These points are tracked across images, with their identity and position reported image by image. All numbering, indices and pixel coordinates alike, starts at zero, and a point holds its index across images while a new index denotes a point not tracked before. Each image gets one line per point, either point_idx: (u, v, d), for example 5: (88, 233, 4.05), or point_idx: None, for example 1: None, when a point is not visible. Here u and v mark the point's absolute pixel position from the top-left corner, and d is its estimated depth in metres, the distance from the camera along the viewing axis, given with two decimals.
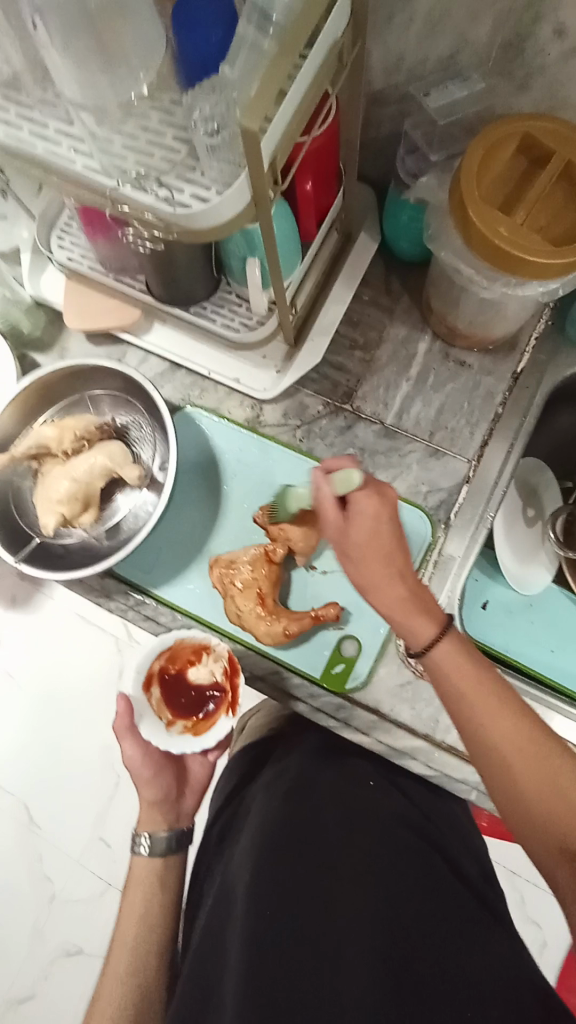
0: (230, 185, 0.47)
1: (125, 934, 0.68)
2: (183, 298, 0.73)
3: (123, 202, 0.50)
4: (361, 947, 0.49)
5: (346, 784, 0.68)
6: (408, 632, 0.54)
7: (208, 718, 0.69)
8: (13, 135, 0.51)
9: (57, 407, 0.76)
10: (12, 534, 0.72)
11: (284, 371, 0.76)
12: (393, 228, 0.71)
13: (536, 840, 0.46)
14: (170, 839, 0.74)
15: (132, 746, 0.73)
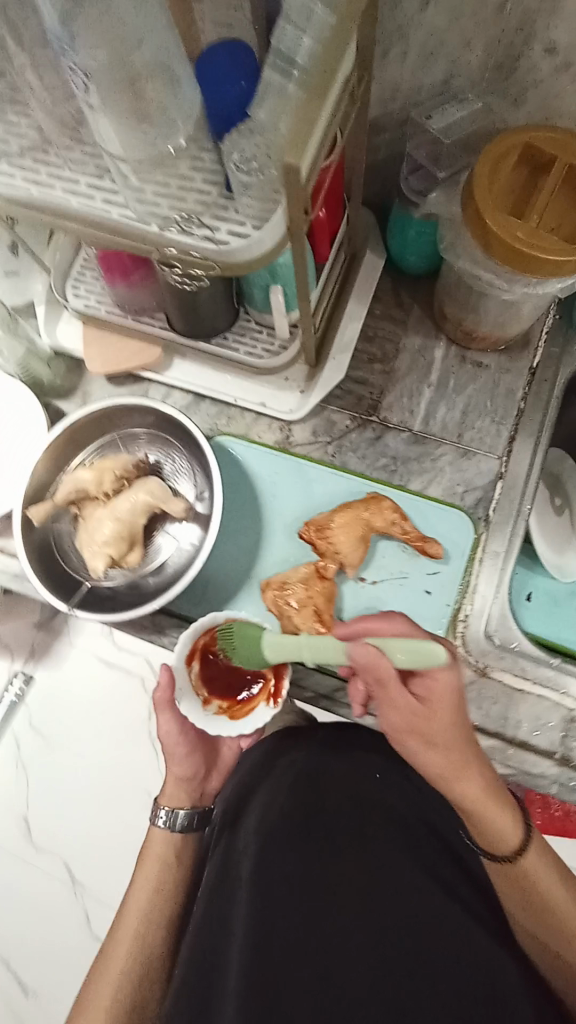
0: (269, 219, 0.49)
1: (135, 908, 0.64)
2: (206, 332, 0.75)
3: (162, 243, 0.52)
4: (357, 953, 0.54)
5: (355, 771, 0.67)
6: (493, 832, 0.59)
7: (247, 704, 0.67)
8: (46, 194, 0.54)
9: (90, 450, 0.77)
10: (60, 579, 0.72)
11: (309, 390, 0.78)
12: (401, 243, 0.75)
13: (524, 920, 0.58)
14: (189, 818, 0.68)
15: (169, 722, 0.68)
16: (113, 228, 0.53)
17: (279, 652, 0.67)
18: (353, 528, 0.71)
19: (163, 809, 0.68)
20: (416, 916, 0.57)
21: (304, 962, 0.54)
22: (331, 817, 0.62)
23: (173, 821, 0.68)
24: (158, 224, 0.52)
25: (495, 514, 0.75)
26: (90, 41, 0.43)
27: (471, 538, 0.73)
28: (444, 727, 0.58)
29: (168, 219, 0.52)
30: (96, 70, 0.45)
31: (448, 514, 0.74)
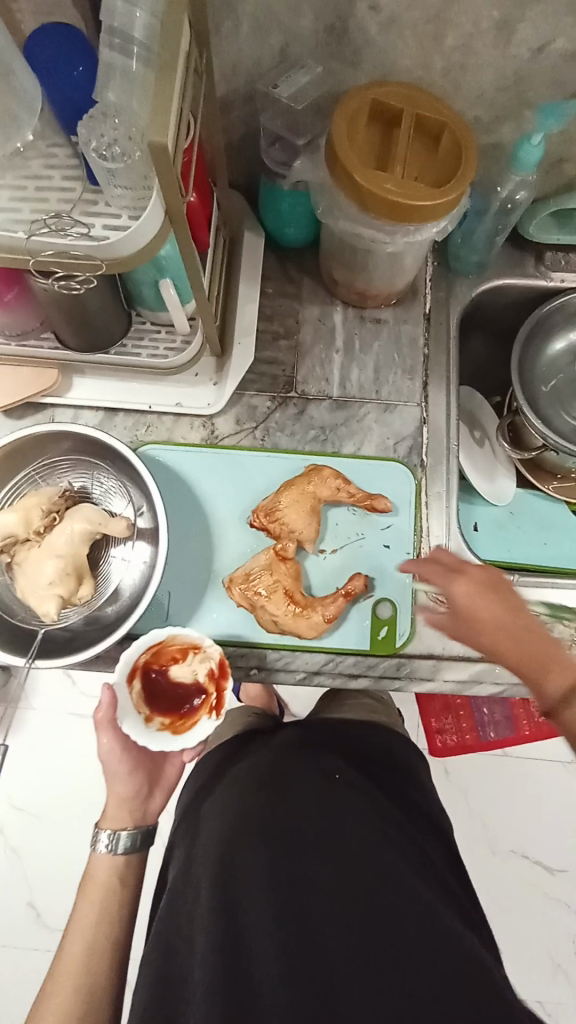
0: (146, 208, 0.47)
1: (73, 948, 0.58)
2: (103, 342, 0.71)
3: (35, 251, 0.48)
4: (338, 944, 0.49)
5: (316, 772, 0.63)
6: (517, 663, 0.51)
7: (191, 718, 0.65)
8: None
9: (5, 493, 0.70)
10: (9, 638, 0.66)
11: (223, 380, 0.77)
12: (277, 217, 0.75)
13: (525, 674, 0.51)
14: (133, 839, 0.66)
15: (110, 740, 0.66)
16: None
17: (220, 664, 0.64)
18: (302, 504, 0.71)
19: (104, 832, 0.66)
20: (388, 899, 0.52)
21: (276, 954, 0.48)
22: (296, 805, 0.58)
23: (115, 847, 0.65)
24: (25, 229, 0.47)
25: (428, 459, 0.79)
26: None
27: (413, 487, 0.76)
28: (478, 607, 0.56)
29: (35, 222, 0.47)
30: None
31: (388, 470, 0.76)
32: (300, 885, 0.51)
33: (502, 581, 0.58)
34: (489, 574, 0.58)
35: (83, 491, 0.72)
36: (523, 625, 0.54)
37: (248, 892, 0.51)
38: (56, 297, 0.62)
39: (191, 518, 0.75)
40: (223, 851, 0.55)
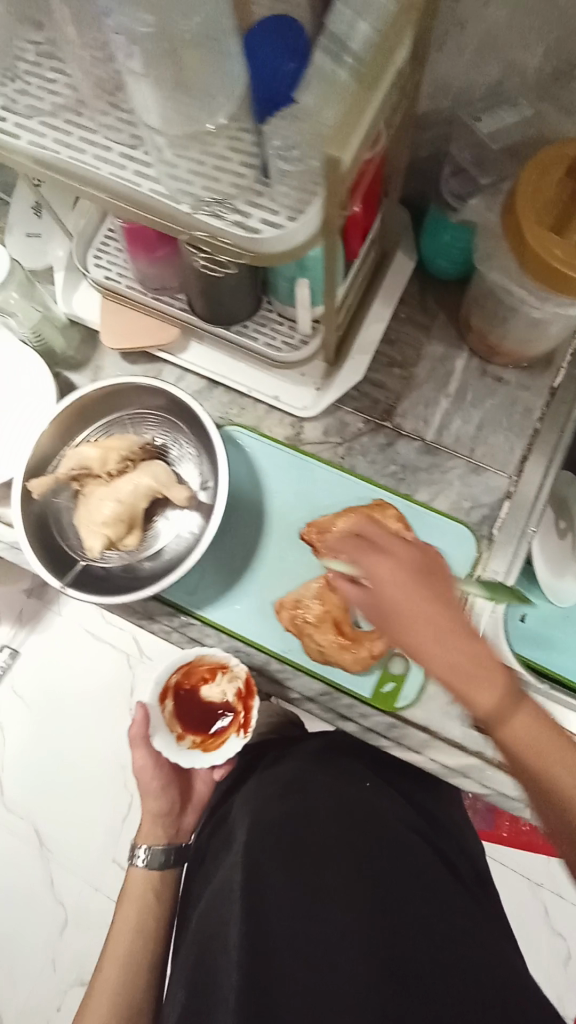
0: (303, 212, 0.48)
1: (118, 946, 0.77)
2: (227, 318, 0.73)
3: (193, 226, 0.51)
4: (357, 952, 0.56)
5: (344, 785, 0.72)
6: (463, 688, 0.46)
7: (219, 738, 0.75)
8: (76, 158, 0.52)
9: (97, 426, 0.76)
10: (56, 557, 0.71)
11: (325, 389, 0.77)
12: (433, 247, 0.73)
13: (507, 712, 0.45)
14: (166, 854, 0.84)
15: (144, 754, 0.82)
16: (140, 202, 0.52)
17: (245, 691, 0.73)
18: None
19: (142, 847, 0.84)
20: (406, 907, 0.61)
21: (297, 951, 0.56)
22: (315, 823, 0.66)
23: (152, 857, 0.83)
24: (190, 203, 0.50)
25: (498, 533, 0.74)
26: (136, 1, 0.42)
27: (473, 554, 0.73)
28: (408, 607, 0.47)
29: (200, 199, 0.50)
30: (144, 35, 0.43)
31: (451, 530, 0.73)
32: (317, 892, 0.60)
33: (435, 570, 0.51)
34: (425, 557, 0.51)
35: (162, 448, 0.76)
36: (465, 633, 0.47)
37: (267, 898, 0.59)
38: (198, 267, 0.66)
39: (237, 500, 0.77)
40: (243, 874, 0.61)
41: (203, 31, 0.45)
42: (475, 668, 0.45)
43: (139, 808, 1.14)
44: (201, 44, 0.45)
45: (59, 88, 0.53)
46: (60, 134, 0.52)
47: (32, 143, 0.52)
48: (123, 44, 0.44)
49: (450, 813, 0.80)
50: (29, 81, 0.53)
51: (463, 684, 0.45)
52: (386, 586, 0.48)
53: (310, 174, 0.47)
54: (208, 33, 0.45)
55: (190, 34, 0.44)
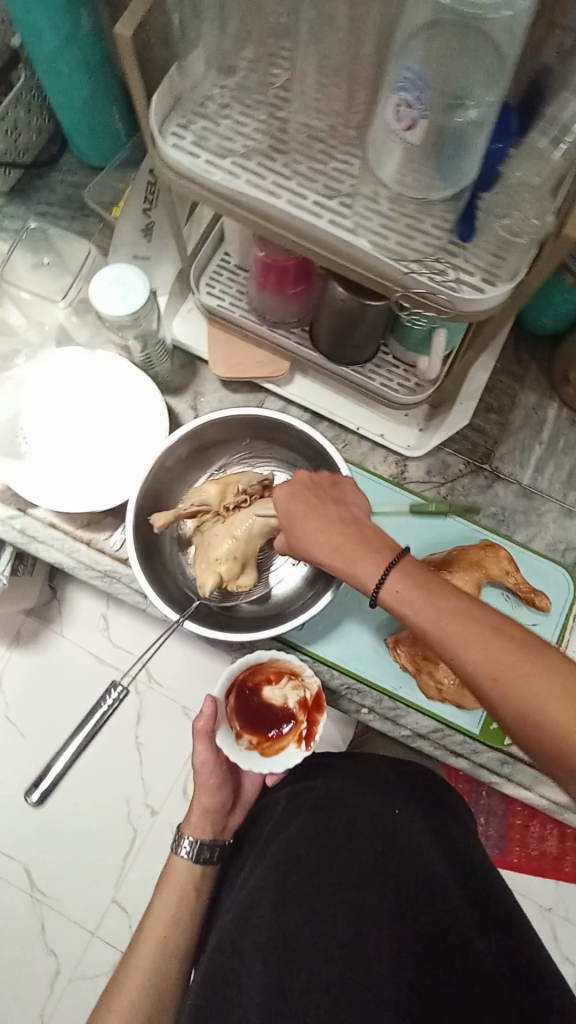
0: (506, 278, 0.50)
1: (152, 935, 0.67)
2: (351, 358, 0.75)
3: (390, 279, 0.52)
4: (388, 968, 0.47)
5: (371, 785, 0.65)
6: (473, 660, 0.44)
7: (278, 742, 0.70)
8: (273, 203, 0.52)
9: (220, 461, 0.77)
10: (175, 597, 0.70)
11: (428, 430, 0.80)
12: (539, 305, 0.78)
13: (476, 670, 0.44)
14: (210, 849, 0.73)
15: (206, 753, 0.70)
16: (335, 250, 0.53)
17: (316, 700, 0.69)
18: (472, 575, 0.71)
19: (187, 838, 0.73)
20: (370, 926, 0.50)
21: (309, 956, 0.50)
22: (319, 817, 0.61)
23: (197, 852, 0.72)
24: (390, 257, 0.51)
25: None
26: (430, 83, 0.42)
27: (570, 597, 0.76)
28: (420, 590, 0.47)
29: (402, 256, 0.51)
30: (427, 119, 0.44)
31: (552, 571, 0.77)
32: (333, 900, 0.53)
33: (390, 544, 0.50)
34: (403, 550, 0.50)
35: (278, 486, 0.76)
36: (456, 603, 0.46)
37: (273, 903, 0.55)
38: (332, 303, 0.67)
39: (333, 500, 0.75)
40: (253, 889, 0.57)
41: (475, 124, 0.44)
42: (473, 640, 0.44)
43: (141, 846, 1.12)
44: (464, 138, 0.45)
45: (252, 132, 0.53)
46: (254, 176, 0.52)
47: (226, 181, 0.52)
48: (400, 116, 0.44)
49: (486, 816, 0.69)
50: (222, 120, 0.53)
51: (466, 624, 0.44)
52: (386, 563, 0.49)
53: (518, 246, 0.50)
54: (478, 124, 0.44)
55: (463, 123, 0.44)
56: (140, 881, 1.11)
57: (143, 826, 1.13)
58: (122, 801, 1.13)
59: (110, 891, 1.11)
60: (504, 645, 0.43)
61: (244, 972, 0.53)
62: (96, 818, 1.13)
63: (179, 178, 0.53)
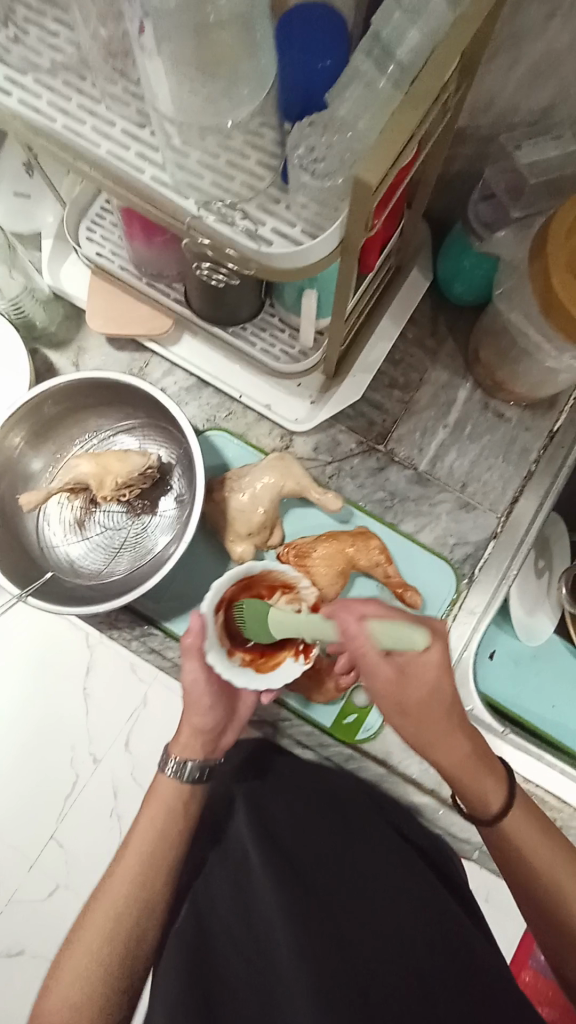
0: (320, 231, 0.43)
1: (131, 857, 0.57)
2: (226, 318, 0.67)
3: (201, 233, 0.46)
4: (297, 947, 0.49)
5: (364, 817, 0.63)
6: (442, 764, 0.54)
7: (274, 661, 0.59)
8: (72, 129, 0.46)
9: (102, 428, 0.73)
10: (23, 571, 0.66)
11: (320, 402, 0.73)
12: (450, 270, 0.70)
13: (437, 741, 0.54)
14: (201, 771, 0.60)
15: (194, 667, 0.59)
16: (140, 190, 0.46)
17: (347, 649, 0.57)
18: (334, 563, 0.67)
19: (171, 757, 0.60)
20: (330, 859, 0.58)
21: (238, 962, 0.52)
22: (310, 856, 0.58)
23: (183, 774, 0.60)
24: (195, 201, 0.44)
25: (480, 573, 0.74)
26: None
27: (452, 592, 0.72)
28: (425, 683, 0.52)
29: (208, 199, 0.44)
30: (155, 5, 0.35)
31: (434, 566, 0.72)
32: (314, 891, 0.54)
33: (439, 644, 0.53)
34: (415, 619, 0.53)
35: (167, 469, 0.72)
36: (447, 679, 0.52)
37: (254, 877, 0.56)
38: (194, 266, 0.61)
39: (217, 480, 0.71)
40: (242, 838, 0.60)
41: (233, 14, 0.36)
42: (441, 740, 0.53)
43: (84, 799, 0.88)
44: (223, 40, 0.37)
45: (62, 44, 0.47)
46: (57, 98, 0.46)
47: (25, 107, 0.46)
48: (131, 11, 0.36)
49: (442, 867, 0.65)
50: (26, 30, 0.47)
51: (448, 746, 0.54)
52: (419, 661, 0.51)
53: (332, 194, 0.42)
54: (239, 18, 0.37)
55: (217, 17, 0.36)
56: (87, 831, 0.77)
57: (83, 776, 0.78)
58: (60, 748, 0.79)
59: (44, 823, 0.77)
60: (459, 748, 0.53)
61: (245, 957, 0.52)
62: (17, 734, 0.79)
63: None
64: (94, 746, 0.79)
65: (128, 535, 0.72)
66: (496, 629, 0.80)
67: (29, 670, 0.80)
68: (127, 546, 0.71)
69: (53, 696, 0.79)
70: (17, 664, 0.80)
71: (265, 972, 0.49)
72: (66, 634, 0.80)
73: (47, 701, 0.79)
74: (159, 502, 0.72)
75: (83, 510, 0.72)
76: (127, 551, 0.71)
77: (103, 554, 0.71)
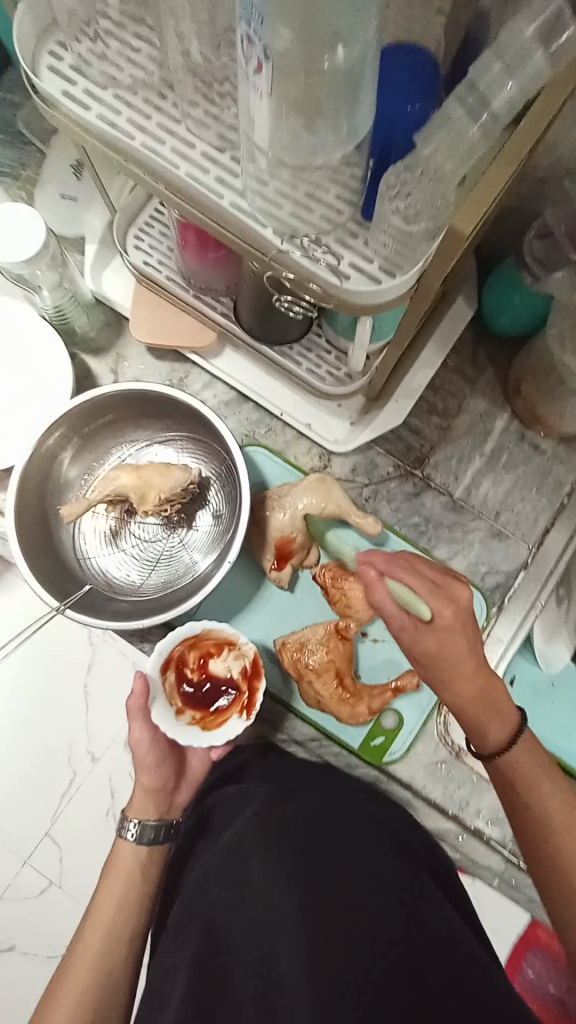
0: (399, 271, 0.44)
1: (95, 928, 0.56)
2: (273, 337, 0.68)
3: (278, 263, 0.46)
4: (296, 939, 0.45)
5: (375, 821, 0.59)
6: (473, 725, 0.52)
7: (218, 715, 0.64)
8: (152, 149, 0.46)
9: (140, 438, 0.73)
10: (59, 582, 0.66)
11: (359, 425, 0.73)
12: (497, 301, 0.70)
13: (456, 692, 0.51)
14: (157, 831, 0.61)
15: (141, 730, 0.61)
16: (218, 215, 0.46)
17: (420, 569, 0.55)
18: None
19: (132, 823, 0.61)
20: (339, 854, 0.52)
21: (242, 965, 0.47)
22: (321, 855, 0.51)
23: (140, 836, 0.61)
24: (275, 232, 0.44)
25: (509, 602, 0.74)
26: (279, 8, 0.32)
27: (481, 619, 0.73)
28: (439, 638, 0.48)
29: (290, 230, 0.44)
30: (276, 50, 0.34)
31: None
32: (318, 890, 0.48)
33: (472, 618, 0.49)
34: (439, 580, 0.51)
35: (206, 483, 0.72)
36: (465, 638, 0.49)
37: (256, 878, 0.51)
38: (250, 284, 0.61)
39: (257, 498, 0.71)
40: (243, 840, 0.55)
41: (346, 66, 0.35)
42: (467, 697, 0.51)
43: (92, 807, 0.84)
44: (334, 83, 0.35)
45: (143, 62, 0.46)
46: (137, 116, 0.46)
47: (103, 122, 0.46)
48: (247, 50, 0.35)
49: (442, 862, 0.62)
50: (108, 44, 0.46)
51: (461, 698, 0.51)
52: (446, 620, 0.48)
53: (416, 238, 0.42)
54: (350, 71, 0.35)
55: (329, 67, 0.35)
56: (85, 829, 0.76)
57: (81, 774, 0.77)
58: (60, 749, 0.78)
59: (44, 819, 0.77)
60: (475, 708, 0.51)
61: (246, 959, 0.47)
62: (16, 724, 0.78)
63: (53, 110, 0.47)
64: (93, 746, 0.78)
65: (164, 547, 0.71)
66: (518, 656, 0.81)
67: (34, 665, 0.79)
68: (162, 559, 0.71)
69: (55, 692, 0.79)
70: (21, 667, 0.79)
71: (267, 984, 0.44)
72: (70, 631, 0.79)
73: (47, 694, 0.79)
74: (196, 516, 0.72)
75: (119, 521, 0.72)
76: (162, 564, 0.71)
77: (137, 566, 0.71)
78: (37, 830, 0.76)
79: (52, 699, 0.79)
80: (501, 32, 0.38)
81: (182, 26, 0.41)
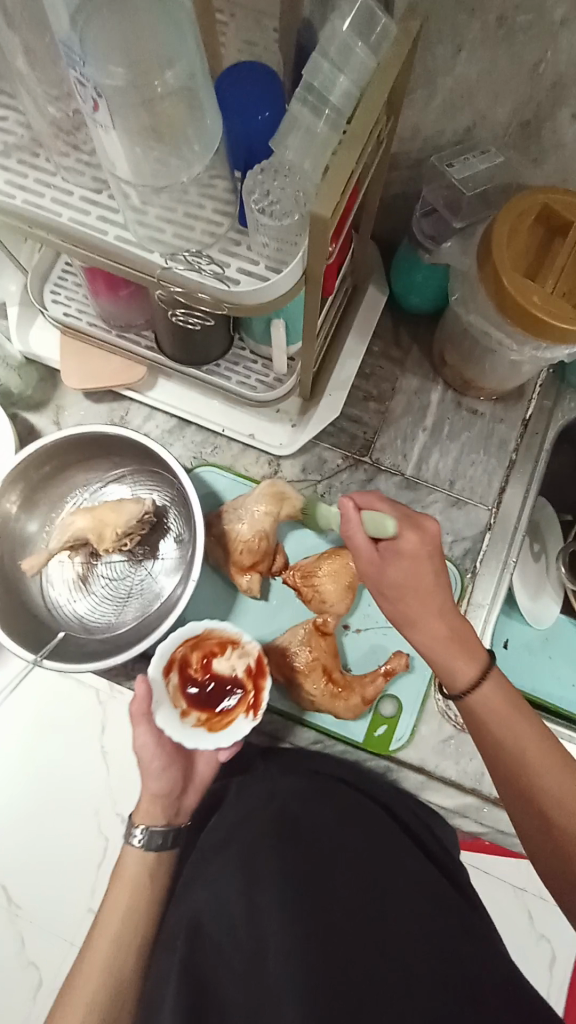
0: (282, 266, 0.45)
1: (103, 930, 0.57)
2: (199, 358, 0.69)
3: (172, 283, 0.48)
4: (287, 942, 0.49)
5: (367, 804, 0.63)
6: (446, 669, 0.54)
7: (225, 716, 0.61)
8: (33, 202, 0.48)
9: (94, 481, 0.74)
10: (33, 636, 0.66)
11: (301, 424, 0.75)
12: (405, 282, 0.73)
13: (417, 625, 0.56)
14: (165, 838, 0.61)
15: (147, 734, 0.61)
16: (106, 251, 0.48)
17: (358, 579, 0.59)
18: (341, 578, 0.68)
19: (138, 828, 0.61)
20: (336, 851, 0.56)
21: (236, 962, 0.51)
22: (316, 851, 0.55)
23: (148, 843, 0.60)
24: (161, 253, 0.46)
25: (482, 566, 0.75)
26: (107, 49, 0.36)
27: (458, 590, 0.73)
28: (395, 574, 0.55)
29: (173, 250, 0.46)
30: (108, 87, 0.37)
31: None
32: (311, 890, 0.52)
33: (438, 563, 0.55)
34: (409, 511, 0.56)
35: (163, 510, 0.72)
36: (429, 574, 0.55)
37: (255, 877, 0.54)
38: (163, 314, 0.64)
39: (214, 514, 0.72)
40: (249, 838, 0.58)
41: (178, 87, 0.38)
42: (454, 639, 0.55)
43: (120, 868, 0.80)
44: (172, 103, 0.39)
45: (12, 127, 0.49)
46: (14, 176, 0.48)
47: None
48: (83, 93, 0.37)
49: (435, 827, 0.66)
50: None
51: (428, 631, 0.55)
52: (402, 543, 0.54)
53: (289, 230, 0.44)
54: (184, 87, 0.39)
55: (163, 90, 0.38)
56: None
57: (113, 838, 0.73)
58: (87, 815, 0.74)
59: (80, 894, 0.72)
60: (457, 651, 0.54)
61: (239, 951, 0.51)
62: (34, 803, 0.74)
63: None
64: (121, 803, 0.74)
65: (132, 582, 0.71)
66: (507, 617, 0.81)
67: (38, 733, 0.75)
68: (134, 593, 0.71)
69: (66, 759, 0.75)
70: (33, 736, 0.75)
71: (257, 980, 0.49)
72: (73, 694, 0.76)
73: (59, 762, 0.75)
74: (160, 545, 0.72)
75: (85, 565, 0.72)
76: (134, 597, 0.71)
77: (110, 606, 0.71)
78: (76, 906, 0.72)
79: (69, 763, 0.75)
80: (322, 35, 0.41)
81: (38, 90, 0.44)
